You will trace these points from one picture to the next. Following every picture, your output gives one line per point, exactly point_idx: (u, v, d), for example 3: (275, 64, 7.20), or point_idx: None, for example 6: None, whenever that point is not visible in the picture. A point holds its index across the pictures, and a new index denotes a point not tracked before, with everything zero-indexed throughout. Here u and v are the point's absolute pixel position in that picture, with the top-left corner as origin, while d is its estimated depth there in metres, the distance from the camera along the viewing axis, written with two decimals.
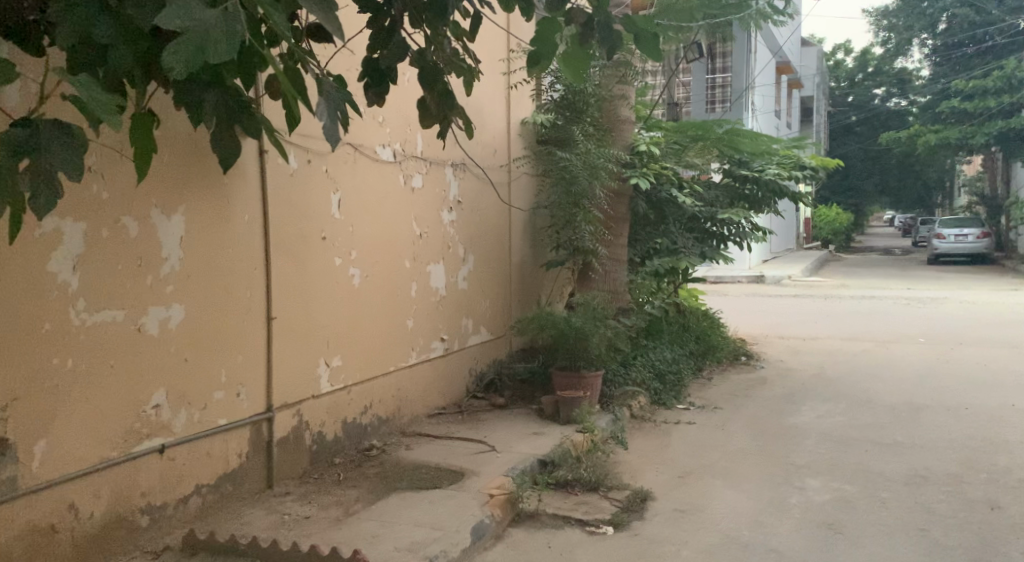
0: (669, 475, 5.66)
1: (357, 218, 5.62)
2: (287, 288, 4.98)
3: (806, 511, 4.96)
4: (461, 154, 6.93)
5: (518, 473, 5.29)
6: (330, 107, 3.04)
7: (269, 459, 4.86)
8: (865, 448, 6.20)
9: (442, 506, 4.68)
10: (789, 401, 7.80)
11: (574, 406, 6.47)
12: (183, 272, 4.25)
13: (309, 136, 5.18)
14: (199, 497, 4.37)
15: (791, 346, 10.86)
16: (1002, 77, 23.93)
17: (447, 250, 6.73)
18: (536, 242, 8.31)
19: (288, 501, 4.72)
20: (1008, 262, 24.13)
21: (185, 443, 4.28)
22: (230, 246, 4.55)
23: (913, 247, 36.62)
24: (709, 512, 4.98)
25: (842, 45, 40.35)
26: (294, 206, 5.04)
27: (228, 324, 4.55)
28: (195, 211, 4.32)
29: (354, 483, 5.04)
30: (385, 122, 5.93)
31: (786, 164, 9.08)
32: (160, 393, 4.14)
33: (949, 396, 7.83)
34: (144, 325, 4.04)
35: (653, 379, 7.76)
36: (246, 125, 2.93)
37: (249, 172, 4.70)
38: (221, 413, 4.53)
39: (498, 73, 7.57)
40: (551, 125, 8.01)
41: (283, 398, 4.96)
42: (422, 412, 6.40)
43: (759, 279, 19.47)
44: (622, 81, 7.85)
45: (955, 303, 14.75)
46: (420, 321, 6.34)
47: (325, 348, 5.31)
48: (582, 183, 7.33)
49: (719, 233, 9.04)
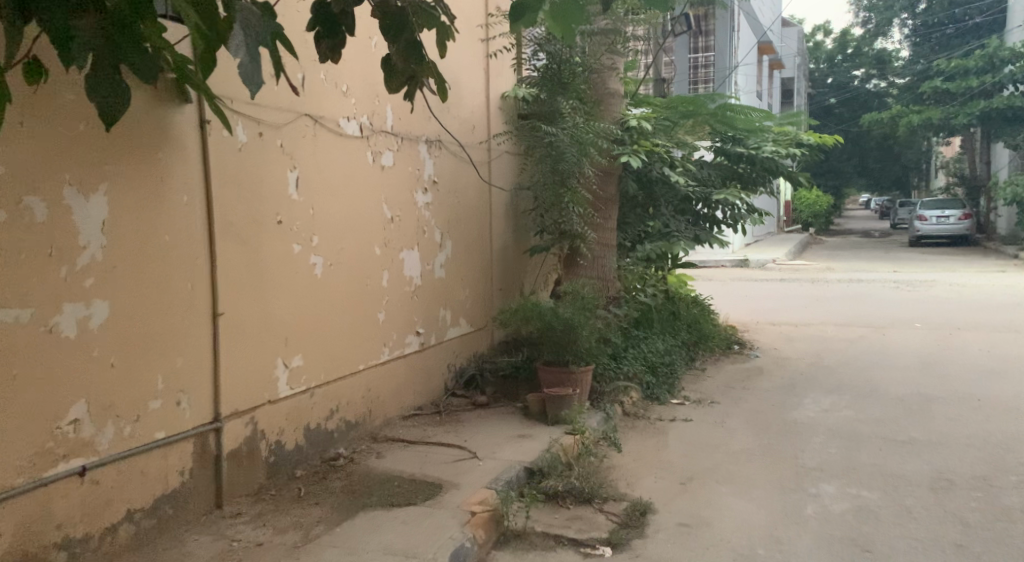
0: (669, 482, 5.10)
1: (320, 200, 4.98)
2: (236, 281, 4.33)
3: (825, 523, 4.43)
4: (436, 129, 6.30)
5: (503, 484, 4.70)
6: (249, 42, 3.02)
7: (218, 474, 4.24)
8: (880, 446, 5.68)
9: (416, 526, 4.10)
10: (790, 394, 7.27)
11: (563, 405, 5.89)
12: (107, 262, 3.61)
13: (261, 105, 4.53)
14: (131, 524, 3.75)
15: (784, 334, 10.32)
16: (985, 56, 23.45)
17: (422, 235, 6.11)
18: (518, 226, 7.70)
19: (239, 524, 4.12)
20: (989, 243, 23.81)
21: (112, 463, 3.66)
22: (167, 233, 3.92)
23: (894, 228, 36.31)
24: (718, 526, 4.44)
25: (822, 27, 39.85)
26: (242, 184, 4.39)
27: (165, 322, 3.92)
28: (122, 190, 3.68)
29: (317, 500, 4.45)
30: (350, 91, 5.29)
31: (782, 141, 8.49)
32: (80, 406, 3.51)
33: (957, 386, 7.31)
34: (58, 327, 3.42)
35: (647, 372, 7.20)
36: (138, 67, 2.76)
37: (187, 143, 4.04)
38: (158, 426, 3.90)
39: (475, 40, 6.94)
40: (534, 98, 7.38)
41: (233, 405, 4.33)
42: (396, 413, 5.80)
43: (743, 262, 19.04)
44: (612, 48, 7.25)
45: (946, 286, 14.27)
46: (392, 314, 5.73)
47: (283, 346, 4.69)
48: (569, 160, 6.73)
49: (712, 216, 8.49)
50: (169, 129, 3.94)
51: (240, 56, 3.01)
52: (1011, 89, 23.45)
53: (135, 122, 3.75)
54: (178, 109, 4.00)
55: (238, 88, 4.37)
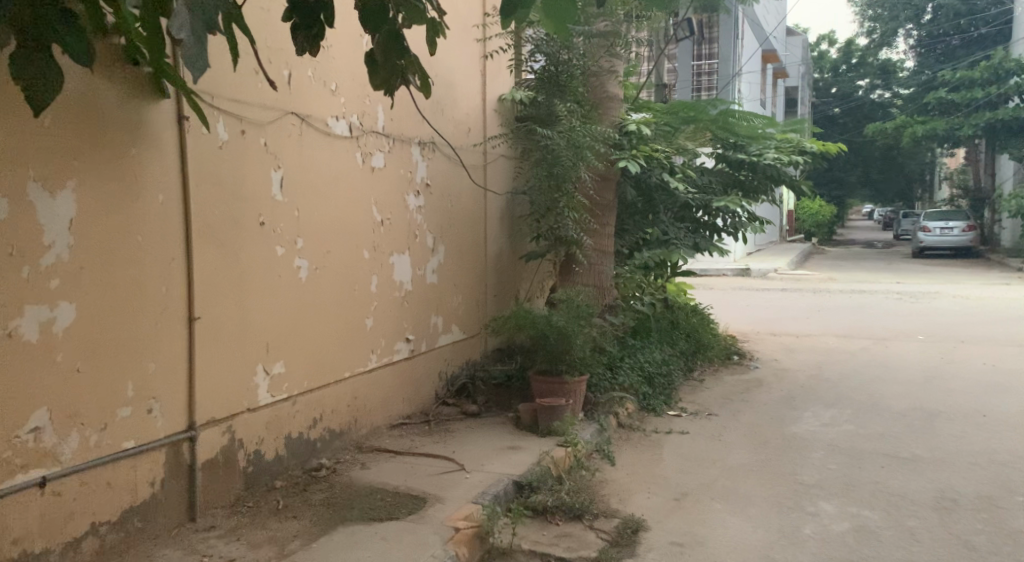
0: (663, 498, 4.93)
1: (305, 202, 4.81)
2: (214, 284, 4.17)
3: (824, 544, 4.24)
4: (429, 130, 6.13)
5: (490, 499, 4.51)
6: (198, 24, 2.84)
7: (191, 486, 4.07)
8: (881, 463, 5.50)
9: (396, 543, 3.92)
10: (789, 407, 7.09)
11: (555, 416, 5.72)
12: (74, 262, 3.46)
13: (244, 101, 4.36)
14: (95, 538, 3.60)
15: (785, 344, 10.13)
16: (990, 67, 23.21)
17: (413, 239, 5.94)
18: (513, 231, 7.54)
19: (212, 538, 3.95)
20: (993, 255, 23.63)
21: (75, 474, 3.50)
22: (140, 234, 3.75)
23: (897, 239, 36.10)
24: (712, 546, 4.25)
25: (826, 36, 39.66)
26: (222, 184, 4.22)
27: (138, 326, 3.76)
28: (93, 187, 3.52)
29: (295, 513, 4.27)
30: (339, 90, 5.13)
31: (785, 148, 8.25)
32: (41, 413, 3.36)
33: (961, 402, 7.13)
34: (19, 331, 3.26)
35: (643, 383, 7.03)
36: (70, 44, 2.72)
37: (164, 139, 3.88)
38: (127, 435, 3.74)
39: (471, 40, 6.78)
40: (531, 101, 7.22)
41: (209, 413, 4.16)
42: (383, 422, 5.62)
43: (744, 272, 18.86)
44: (611, 50, 7.10)
45: (949, 299, 14.06)
46: (380, 320, 5.56)
47: (264, 352, 4.52)
48: (565, 163, 6.57)
49: (712, 223, 8.31)
50: (146, 124, 3.78)
51: (184, 36, 2.79)
52: (1016, 101, 23.23)
53: (109, 117, 3.59)
54: (156, 104, 3.84)
55: (219, 84, 4.21)
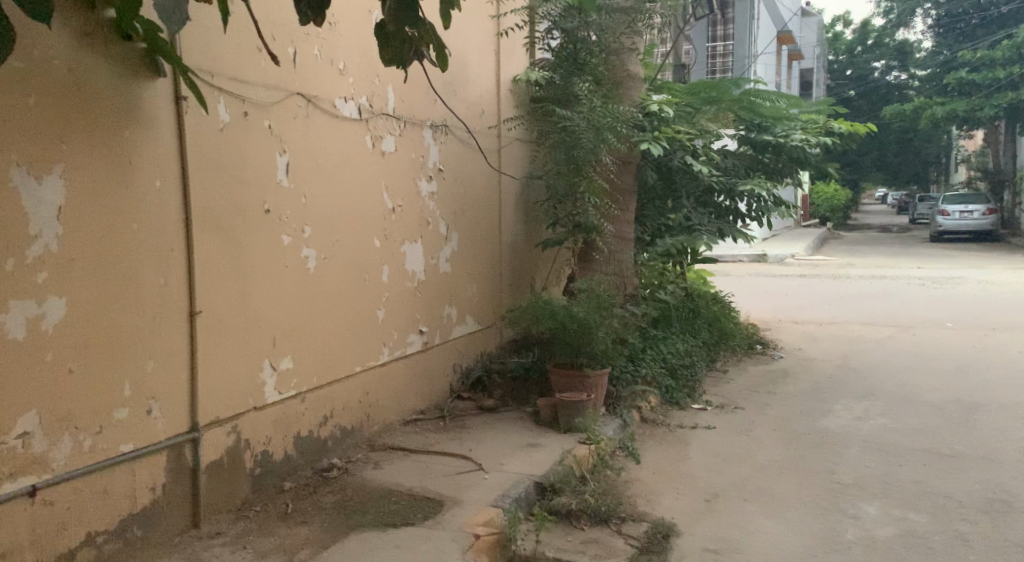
0: (693, 499, 4.66)
1: (312, 188, 4.55)
2: (216, 275, 3.91)
3: (871, 551, 3.97)
4: (442, 112, 5.85)
5: (511, 502, 4.25)
6: None
7: (195, 489, 3.83)
8: (922, 460, 5.21)
9: (412, 552, 3.67)
10: (819, 399, 6.80)
11: (577, 412, 5.44)
12: (64, 253, 3.21)
13: (246, 81, 4.09)
14: (91, 549, 3.37)
15: (808, 333, 9.83)
16: (1012, 45, 22.63)
17: (426, 225, 5.67)
18: (529, 218, 7.25)
19: (217, 546, 3.72)
20: (1015, 239, 23.16)
21: (69, 481, 3.26)
22: (135, 223, 3.50)
23: (913, 223, 35.61)
24: (749, 552, 3.99)
25: (841, 17, 39.05)
26: (223, 170, 3.95)
27: (135, 322, 3.51)
28: (82, 172, 3.27)
29: (304, 518, 4.03)
30: (347, 69, 4.85)
31: (811, 129, 7.95)
32: (30, 416, 3.12)
33: (1000, 393, 6.81)
34: (4, 329, 3.02)
35: (665, 375, 6.76)
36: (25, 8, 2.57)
37: (161, 121, 3.62)
38: (125, 438, 3.49)
39: (485, 17, 6.48)
40: (547, 81, 6.92)
41: (212, 412, 3.91)
42: (397, 418, 5.37)
43: (760, 258, 18.55)
44: (632, 27, 6.78)
45: (973, 284, 13.71)
46: (392, 312, 5.29)
47: (271, 347, 4.26)
48: (585, 146, 6.28)
49: (735, 208, 8.00)
50: (141, 105, 3.52)
51: None
52: None
53: (99, 96, 3.33)
54: (152, 83, 3.57)
55: (219, 61, 3.94)
